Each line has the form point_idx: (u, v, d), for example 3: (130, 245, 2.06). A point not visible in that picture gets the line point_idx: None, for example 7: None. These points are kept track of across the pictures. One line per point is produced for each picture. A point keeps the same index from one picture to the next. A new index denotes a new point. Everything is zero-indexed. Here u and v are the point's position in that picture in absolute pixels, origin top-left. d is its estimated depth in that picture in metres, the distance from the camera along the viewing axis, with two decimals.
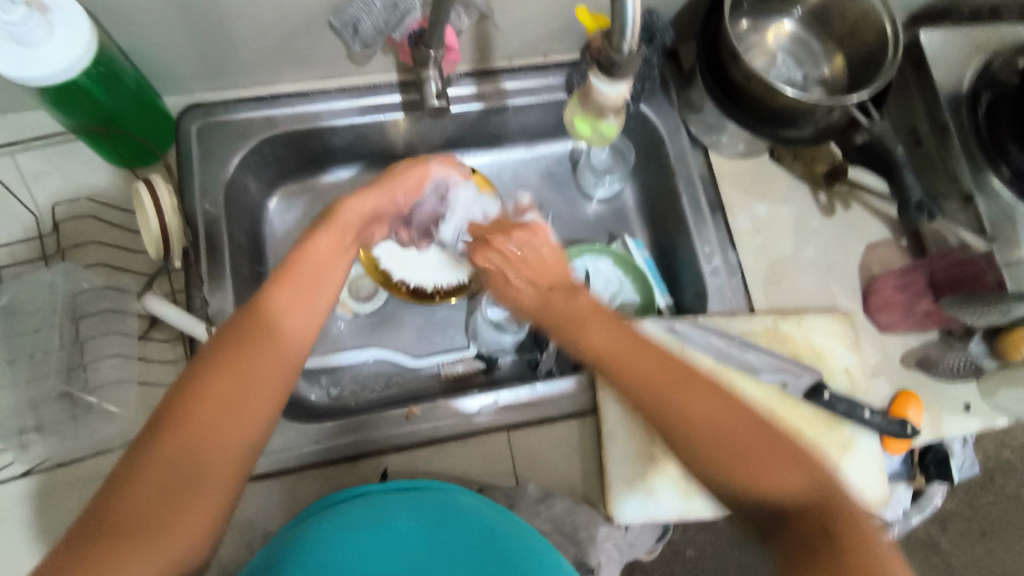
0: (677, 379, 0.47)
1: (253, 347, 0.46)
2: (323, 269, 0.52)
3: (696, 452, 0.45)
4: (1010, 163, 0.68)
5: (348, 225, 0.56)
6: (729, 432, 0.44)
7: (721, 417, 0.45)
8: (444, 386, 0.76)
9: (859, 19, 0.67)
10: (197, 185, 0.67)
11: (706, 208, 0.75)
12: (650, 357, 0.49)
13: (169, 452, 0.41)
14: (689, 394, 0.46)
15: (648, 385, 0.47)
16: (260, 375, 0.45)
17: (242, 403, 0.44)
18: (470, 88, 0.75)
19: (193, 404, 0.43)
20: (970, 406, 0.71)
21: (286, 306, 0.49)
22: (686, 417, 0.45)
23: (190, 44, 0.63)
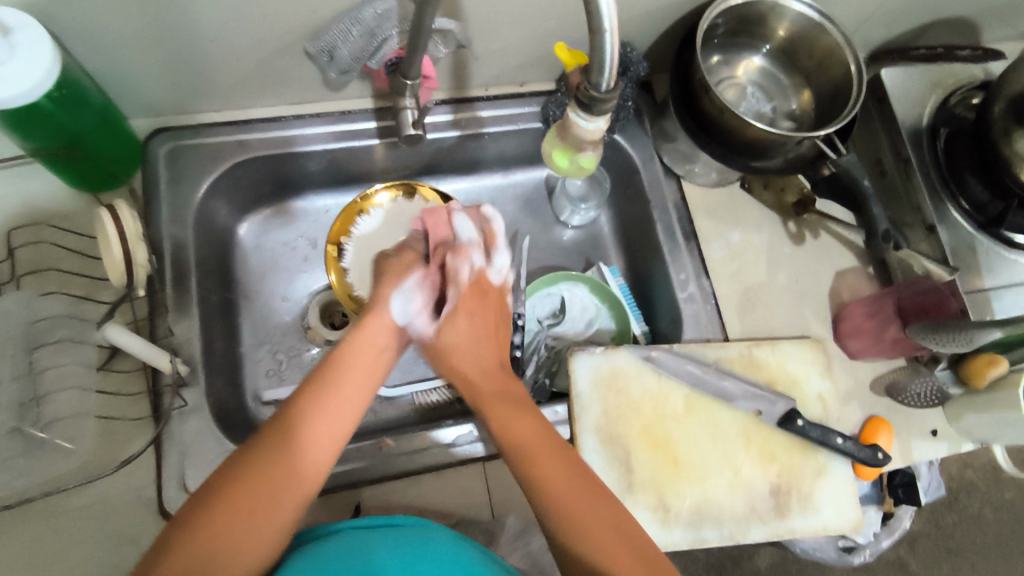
0: (588, 499, 0.50)
1: (277, 448, 0.47)
2: (354, 376, 0.53)
3: (586, 537, 0.48)
4: (969, 197, 0.71)
5: (377, 333, 0.58)
6: (604, 534, 0.48)
7: (606, 513, 0.49)
8: (419, 415, 0.75)
9: (826, 54, 0.69)
10: (166, 210, 0.66)
11: (680, 236, 0.76)
12: (551, 444, 0.52)
13: (183, 562, 0.41)
14: (587, 492, 0.50)
15: (541, 475, 0.50)
16: (271, 505, 0.45)
17: (254, 505, 0.44)
18: (446, 116, 0.75)
19: (213, 512, 0.43)
20: (937, 431, 0.73)
21: (313, 420, 0.49)
22: (577, 523, 0.48)
23: (161, 67, 0.62)
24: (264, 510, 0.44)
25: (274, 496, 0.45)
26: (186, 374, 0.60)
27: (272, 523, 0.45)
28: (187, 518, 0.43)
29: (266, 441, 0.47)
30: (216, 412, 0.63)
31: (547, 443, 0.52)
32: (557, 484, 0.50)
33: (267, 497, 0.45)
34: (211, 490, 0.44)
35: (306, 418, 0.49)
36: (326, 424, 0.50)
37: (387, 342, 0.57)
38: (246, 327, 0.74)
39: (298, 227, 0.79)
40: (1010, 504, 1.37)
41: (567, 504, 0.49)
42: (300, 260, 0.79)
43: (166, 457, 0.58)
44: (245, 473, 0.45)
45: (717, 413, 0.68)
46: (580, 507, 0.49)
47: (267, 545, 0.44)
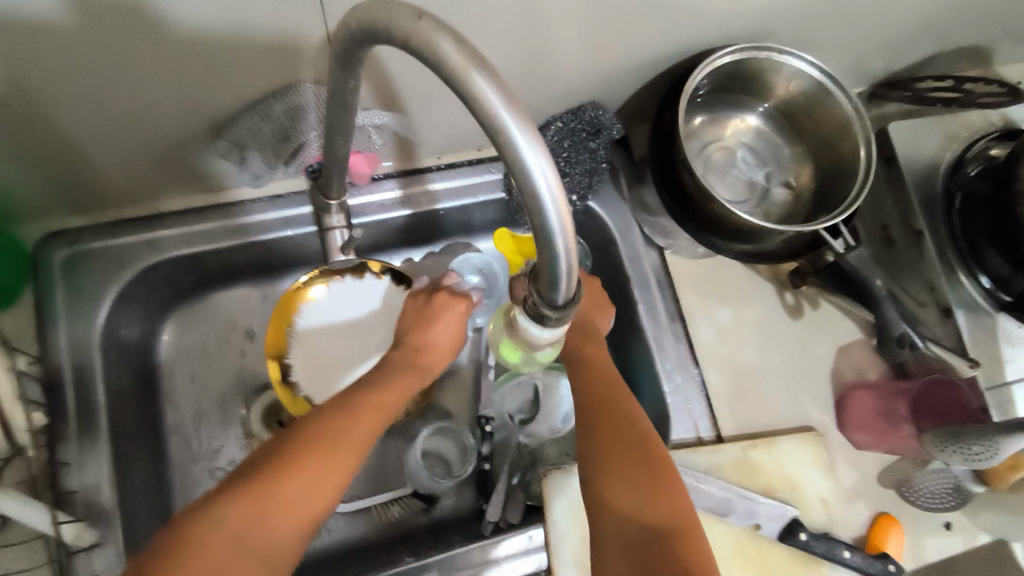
0: (616, 417, 0.49)
1: (294, 464, 0.40)
2: (378, 397, 0.48)
3: (597, 462, 0.47)
4: (987, 270, 0.62)
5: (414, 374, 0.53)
6: (644, 445, 0.48)
7: (627, 428, 0.49)
8: (380, 532, 0.67)
9: (834, 125, 0.60)
10: (64, 334, 0.56)
11: (664, 318, 0.68)
12: (598, 361, 0.55)
13: (233, 527, 0.36)
14: (625, 406, 0.51)
15: (596, 394, 0.51)
16: (330, 484, 0.41)
17: (256, 535, 0.37)
18: (393, 193, 0.65)
19: (279, 481, 0.39)
20: (951, 524, 0.66)
21: (336, 436, 0.43)
22: (589, 436, 0.49)
23: (40, 169, 0.52)
24: (287, 508, 0.39)
25: (283, 519, 0.38)
26: (96, 536, 0.53)
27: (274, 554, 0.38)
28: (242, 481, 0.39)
29: (283, 446, 0.41)
30: None
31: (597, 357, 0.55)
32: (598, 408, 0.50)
33: (332, 469, 0.41)
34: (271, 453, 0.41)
35: (321, 439, 0.42)
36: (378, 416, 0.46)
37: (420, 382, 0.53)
38: (176, 445, 0.65)
39: (234, 315, 0.69)
40: None
41: (599, 421, 0.49)
42: (235, 357, 0.69)
43: None
44: (315, 443, 0.42)
45: (710, 530, 0.61)
46: (607, 421, 0.49)
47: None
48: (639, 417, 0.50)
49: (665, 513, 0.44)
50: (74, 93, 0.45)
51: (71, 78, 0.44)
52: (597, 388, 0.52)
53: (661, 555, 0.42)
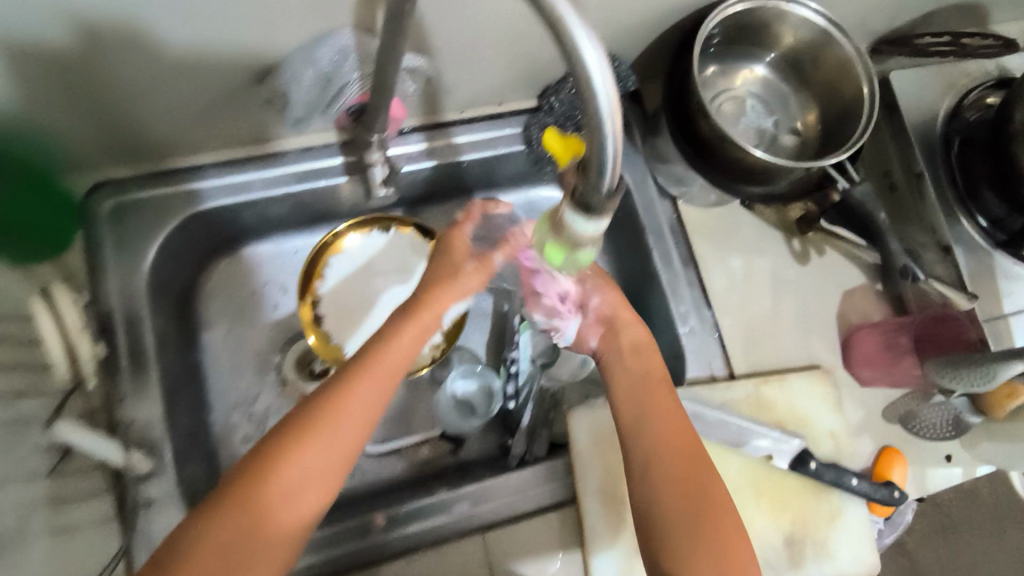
0: (681, 471, 0.52)
1: (304, 441, 0.45)
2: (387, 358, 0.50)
3: (665, 511, 0.51)
4: (985, 211, 0.67)
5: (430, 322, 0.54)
6: (723, 533, 0.50)
7: (712, 517, 0.51)
8: (410, 472, 0.69)
9: (835, 69, 0.63)
10: (114, 278, 0.59)
11: (678, 265, 0.71)
12: (674, 426, 0.54)
13: (242, 519, 0.43)
14: (704, 487, 0.52)
15: (665, 445, 0.53)
16: (325, 469, 0.46)
17: (280, 503, 0.44)
18: (419, 144, 0.68)
19: (275, 473, 0.44)
20: (951, 456, 0.70)
21: (344, 404, 0.47)
22: (669, 517, 0.50)
23: (91, 121, 0.56)
24: (303, 481, 0.45)
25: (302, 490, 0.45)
26: (150, 466, 0.56)
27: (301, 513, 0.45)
28: (242, 479, 0.44)
29: (295, 420, 0.46)
30: (188, 497, 0.58)
31: (668, 421, 0.54)
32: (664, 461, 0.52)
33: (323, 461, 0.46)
34: (264, 450, 0.45)
35: (330, 413, 0.47)
36: (373, 393, 0.49)
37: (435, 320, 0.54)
38: (216, 391, 0.68)
39: (266, 272, 0.72)
40: (1002, 481, 1.37)
41: (663, 475, 0.52)
42: (269, 308, 0.72)
43: (137, 556, 0.54)
44: (300, 433, 0.46)
45: (724, 460, 0.65)
46: (680, 477, 0.52)
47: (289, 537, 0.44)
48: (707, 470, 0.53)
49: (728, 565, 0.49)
50: (132, 56, 0.50)
51: (133, 41, 0.49)
52: (665, 440, 0.53)
53: None
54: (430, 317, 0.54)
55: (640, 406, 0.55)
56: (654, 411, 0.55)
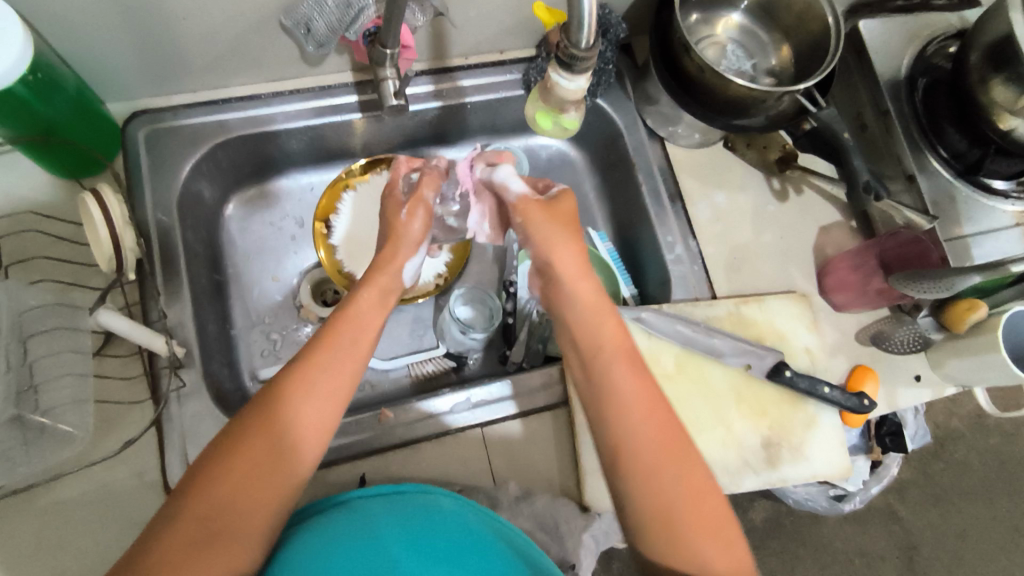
0: (658, 431, 0.50)
1: (279, 416, 0.46)
2: (353, 334, 0.53)
3: (641, 475, 0.48)
4: (948, 146, 0.73)
5: (389, 287, 0.59)
6: (700, 509, 0.48)
7: (690, 486, 0.48)
8: (416, 388, 0.75)
9: (802, 11, 0.69)
10: (149, 194, 0.65)
11: (666, 199, 0.77)
12: (646, 391, 0.52)
13: (201, 509, 0.42)
14: (685, 466, 0.49)
15: (639, 405, 0.51)
16: (287, 454, 0.45)
17: (259, 475, 0.44)
18: (427, 87, 0.74)
19: (233, 463, 0.44)
20: (921, 376, 0.75)
21: (318, 376, 0.49)
22: (647, 510, 0.47)
23: (131, 47, 0.61)
24: (281, 454, 0.45)
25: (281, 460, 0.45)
26: (182, 356, 0.60)
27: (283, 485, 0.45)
28: (199, 472, 0.43)
29: (264, 398, 0.47)
30: (216, 392, 0.64)
31: (636, 390, 0.52)
32: (640, 421, 0.50)
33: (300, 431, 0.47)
34: (224, 441, 0.45)
35: (300, 383, 0.48)
36: (337, 372, 0.50)
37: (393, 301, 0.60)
38: (238, 309, 0.74)
39: (284, 207, 0.79)
40: (996, 450, 1.36)
41: (640, 437, 0.50)
42: (288, 239, 0.78)
43: (168, 440, 0.57)
44: (259, 421, 0.46)
45: (707, 369, 0.70)
46: (658, 442, 0.49)
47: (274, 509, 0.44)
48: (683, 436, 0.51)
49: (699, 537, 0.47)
50: None
51: None
52: (636, 402, 0.51)
53: None
54: (388, 280, 0.59)
55: (601, 378, 0.53)
56: (614, 367, 0.53)
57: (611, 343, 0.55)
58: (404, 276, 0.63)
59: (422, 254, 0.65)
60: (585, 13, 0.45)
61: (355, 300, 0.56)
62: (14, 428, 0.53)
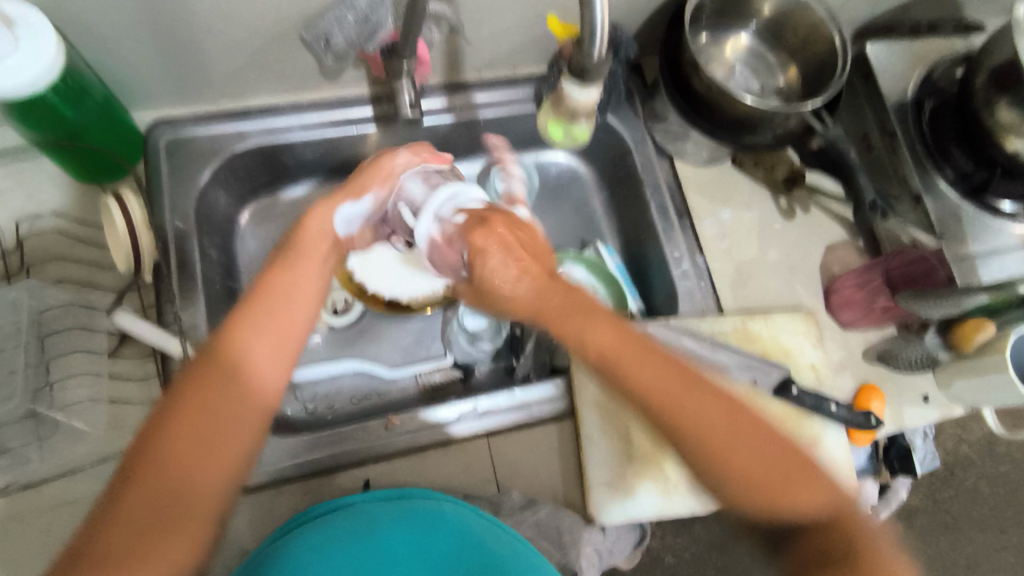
0: (706, 413, 0.54)
1: (221, 375, 0.45)
2: (291, 289, 0.51)
3: (718, 461, 0.53)
4: (954, 167, 0.73)
5: (325, 248, 0.57)
6: (772, 472, 0.53)
7: (743, 455, 0.53)
8: (422, 397, 0.76)
9: (809, 32, 0.71)
10: (168, 199, 0.67)
11: (673, 215, 0.78)
12: (671, 388, 0.55)
13: (152, 481, 0.41)
14: (735, 435, 0.54)
15: (670, 398, 0.54)
16: (227, 413, 0.44)
17: (207, 440, 0.43)
18: (441, 102, 0.76)
19: (175, 428, 0.43)
20: (928, 397, 0.75)
21: (257, 329, 0.48)
22: (739, 477, 0.53)
23: (157, 57, 0.63)
24: (228, 413, 0.44)
25: (228, 423, 0.44)
26: (196, 358, 0.61)
27: (235, 444, 0.44)
28: (145, 445, 0.42)
29: (200, 358, 0.46)
30: None
31: (689, 401, 0.54)
32: (684, 415, 0.54)
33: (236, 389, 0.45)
34: (167, 409, 0.44)
35: (240, 338, 0.47)
36: (277, 326, 0.49)
37: (330, 251, 0.58)
38: None
39: (298, 217, 0.81)
40: (1006, 478, 1.33)
41: (683, 419, 0.54)
42: None
43: None
44: (193, 384, 0.44)
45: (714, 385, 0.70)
46: (709, 436, 0.53)
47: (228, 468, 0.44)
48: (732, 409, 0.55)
49: (796, 502, 0.52)
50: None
51: None
52: (679, 396, 0.54)
53: (824, 534, 0.50)
54: (319, 228, 0.58)
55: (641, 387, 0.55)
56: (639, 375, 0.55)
57: (614, 344, 0.56)
58: (339, 222, 0.61)
59: (363, 207, 0.64)
60: (597, 28, 0.46)
61: (291, 256, 0.54)
62: (28, 423, 0.56)
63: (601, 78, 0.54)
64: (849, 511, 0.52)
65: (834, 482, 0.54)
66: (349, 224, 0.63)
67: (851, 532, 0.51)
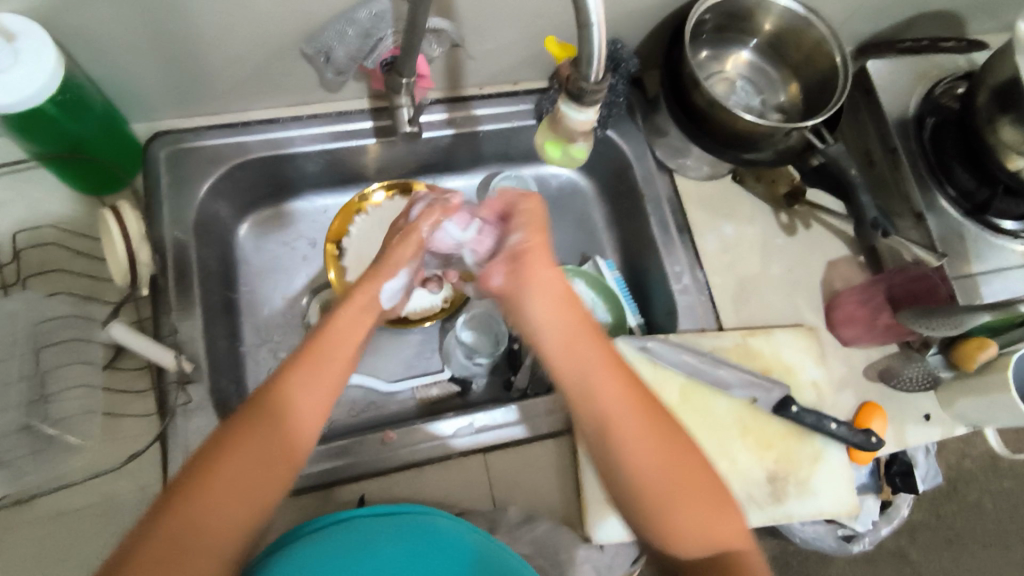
0: (627, 405, 0.47)
1: (263, 429, 0.45)
2: (337, 345, 0.51)
3: (623, 440, 0.46)
4: (956, 184, 0.73)
5: (369, 303, 0.55)
6: (689, 501, 0.46)
7: (673, 472, 0.46)
8: (420, 411, 0.75)
9: (811, 48, 0.71)
10: (166, 211, 0.66)
11: (674, 230, 0.77)
12: (597, 374, 0.47)
13: (179, 523, 0.41)
14: (657, 444, 0.46)
15: (580, 381, 0.48)
16: (267, 467, 0.44)
17: (239, 489, 0.43)
18: (441, 116, 0.76)
19: (212, 477, 0.43)
20: (931, 416, 0.74)
21: (303, 387, 0.47)
22: (650, 495, 0.46)
23: (158, 69, 0.63)
24: (264, 465, 0.44)
25: (261, 477, 0.44)
26: (191, 371, 0.60)
27: (266, 494, 0.44)
28: (181, 485, 0.42)
29: (248, 409, 0.46)
30: (221, 407, 0.64)
31: (603, 379, 0.47)
32: (601, 397, 0.47)
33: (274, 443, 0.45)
34: (208, 456, 0.44)
35: (289, 393, 0.47)
36: (321, 386, 0.48)
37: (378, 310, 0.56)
38: (248, 326, 0.75)
39: (298, 228, 0.81)
40: (1009, 493, 1.32)
41: (601, 410, 0.46)
42: (299, 259, 0.79)
43: (171, 455, 0.57)
44: (248, 430, 0.45)
45: (714, 402, 0.70)
46: (619, 433, 0.46)
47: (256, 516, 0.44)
48: (660, 414, 0.48)
49: (710, 534, 0.46)
50: (210, 13, 0.58)
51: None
52: (592, 386, 0.47)
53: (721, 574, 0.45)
54: (368, 297, 0.55)
55: (572, 355, 0.48)
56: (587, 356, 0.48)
57: (575, 362, 0.48)
58: (383, 299, 0.58)
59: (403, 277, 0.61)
60: (596, 50, 0.46)
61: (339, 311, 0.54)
62: (23, 437, 0.55)
63: (600, 100, 0.53)
64: (752, 550, 0.47)
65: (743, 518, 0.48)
66: (394, 296, 0.60)
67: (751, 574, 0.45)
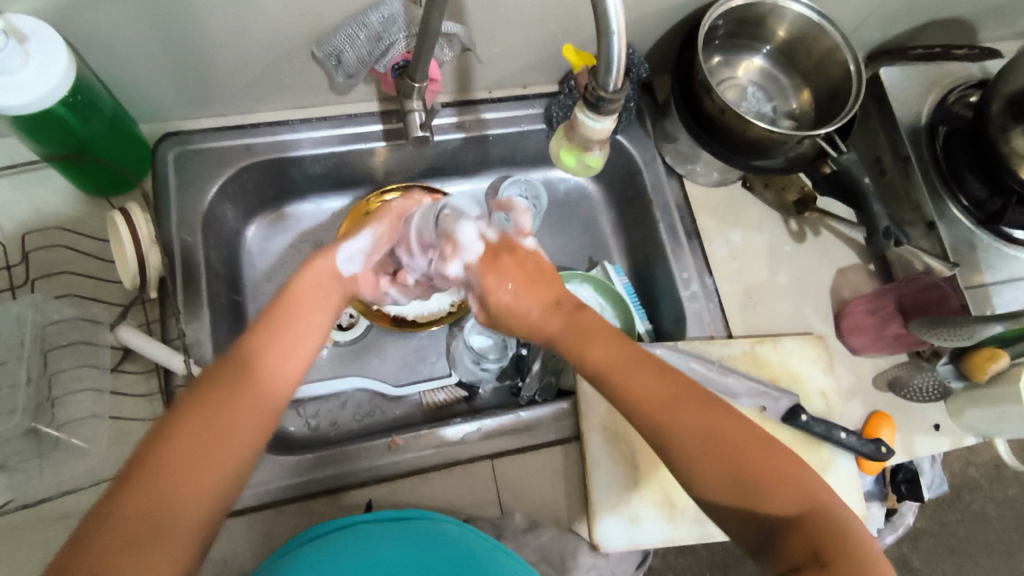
0: (665, 389, 0.50)
1: (230, 389, 0.46)
2: (303, 313, 0.52)
3: (672, 427, 0.48)
4: (968, 194, 0.72)
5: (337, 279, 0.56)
6: (755, 468, 0.47)
7: (726, 439, 0.48)
8: (426, 415, 0.75)
9: (824, 55, 0.70)
10: (174, 214, 0.66)
11: (683, 236, 0.77)
12: (636, 372, 0.51)
13: (142, 497, 0.40)
14: (709, 422, 0.49)
15: (612, 374, 0.51)
16: (240, 424, 0.45)
17: (205, 450, 0.43)
18: (450, 119, 0.76)
19: (174, 444, 0.42)
20: (939, 426, 0.74)
21: (265, 347, 0.49)
22: (709, 475, 0.47)
23: (168, 71, 0.63)
24: (233, 423, 0.45)
25: (227, 435, 0.44)
26: None
27: (233, 457, 0.44)
28: (142, 459, 0.41)
29: (216, 371, 0.46)
30: None
31: (636, 372, 0.51)
32: (636, 385, 0.50)
33: (242, 403, 0.46)
34: (168, 423, 0.43)
35: (256, 353, 0.48)
36: (286, 350, 0.49)
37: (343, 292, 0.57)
38: (254, 328, 0.74)
39: (304, 230, 0.80)
40: (1013, 501, 1.31)
41: (640, 399, 0.50)
42: (305, 261, 0.79)
43: None
44: (215, 386, 0.45)
45: None
46: (663, 414, 0.49)
47: (227, 476, 0.44)
48: (700, 392, 0.51)
49: (788, 500, 0.46)
50: (222, 15, 0.58)
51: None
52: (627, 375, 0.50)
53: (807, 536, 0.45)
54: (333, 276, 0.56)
55: (592, 356, 0.52)
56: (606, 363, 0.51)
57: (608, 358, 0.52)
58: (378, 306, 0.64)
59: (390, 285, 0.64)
60: (614, 58, 0.46)
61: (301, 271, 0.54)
62: (29, 440, 0.54)
63: (617, 109, 0.52)
64: (828, 504, 0.47)
65: (814, 478, 0.48)
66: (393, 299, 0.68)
67: (833, 533, 0.45)
